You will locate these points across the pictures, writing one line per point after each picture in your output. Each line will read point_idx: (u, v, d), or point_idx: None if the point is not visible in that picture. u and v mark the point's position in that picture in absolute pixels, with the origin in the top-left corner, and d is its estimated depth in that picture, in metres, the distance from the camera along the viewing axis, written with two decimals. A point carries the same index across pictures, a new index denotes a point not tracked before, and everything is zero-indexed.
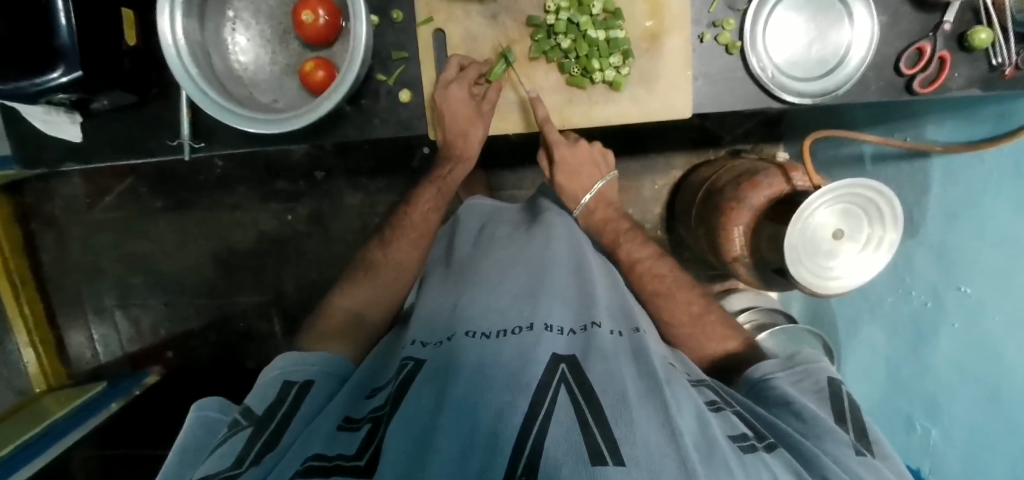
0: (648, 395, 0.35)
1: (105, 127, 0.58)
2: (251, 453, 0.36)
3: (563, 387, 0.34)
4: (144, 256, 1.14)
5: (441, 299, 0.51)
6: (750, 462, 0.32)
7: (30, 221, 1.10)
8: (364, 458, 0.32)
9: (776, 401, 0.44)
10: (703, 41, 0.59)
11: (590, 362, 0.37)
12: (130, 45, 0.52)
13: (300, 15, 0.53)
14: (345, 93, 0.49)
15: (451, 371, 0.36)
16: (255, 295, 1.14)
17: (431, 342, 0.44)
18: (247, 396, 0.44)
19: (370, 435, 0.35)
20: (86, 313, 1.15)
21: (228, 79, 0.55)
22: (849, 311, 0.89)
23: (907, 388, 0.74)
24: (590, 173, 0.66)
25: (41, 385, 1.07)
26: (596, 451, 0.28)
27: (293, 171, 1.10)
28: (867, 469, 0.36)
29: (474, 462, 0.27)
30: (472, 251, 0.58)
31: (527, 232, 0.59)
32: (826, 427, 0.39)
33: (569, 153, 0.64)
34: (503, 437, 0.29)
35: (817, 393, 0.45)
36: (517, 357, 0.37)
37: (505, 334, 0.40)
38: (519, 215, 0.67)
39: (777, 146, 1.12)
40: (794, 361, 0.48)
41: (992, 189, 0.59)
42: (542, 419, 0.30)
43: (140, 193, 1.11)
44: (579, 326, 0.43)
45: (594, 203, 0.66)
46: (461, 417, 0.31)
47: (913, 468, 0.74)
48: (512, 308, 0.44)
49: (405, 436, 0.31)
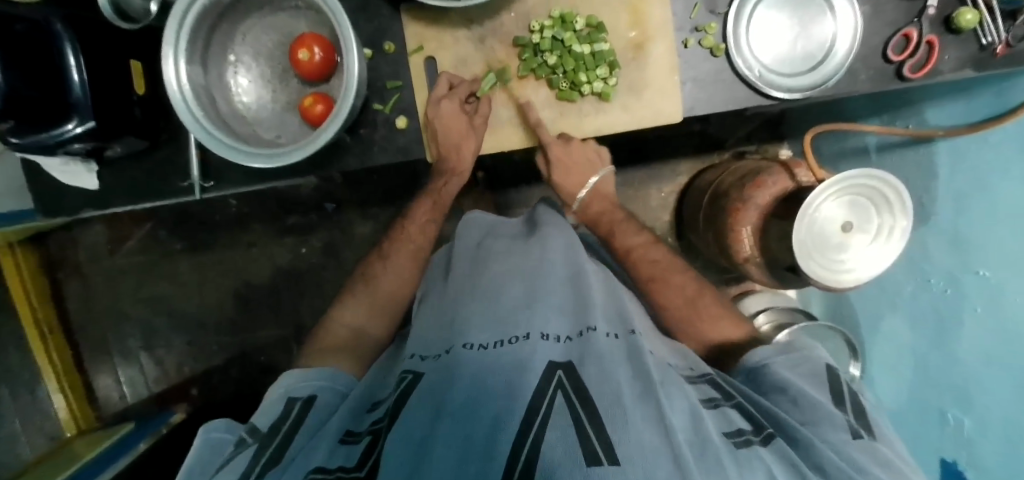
0: (642, 394, 0.34)
1: (121, 173, 0.61)
2: (256, 469, 0.36)
3: (560, 393, 0.34)
4: (165, 297, 1.17)
5: (440, 314, 0.52)
6: (746, 456, 0.32)
7: (58, 271, 1.15)
8: (365, 469, 0.33)
9: (772, 386, 0.44)
10: (687, 46, 0.59)
11: (586, 366, 0.37)
12: (140, 95, 0.55)
13: (297, 53, 0.55)
14: (340, 126, 0.51)
15: (449, 382, 0.37)
16: (274, 329, 1.16)
17: (430, 356, 0.44)
18: (255, 415, 0.45)
19: (370, 447, 0.35)
20: (112, 356, 1.17)
21: (232, 119, 0.58)
22: (872, 304, 0.87)
23: (934, 380, 0.71)
24: (584, 171, 0.66)
25: (71, 429, 1.10)
26: (591, 453, 0.28)
27: (304, 205, 1.13)
28: (862, 452, 0.36)
29: (469, 471, 0.27)
30: (469, 267, 0.58)
31: (523, 244, 0.60)
32: (824, 413, 0.39)
33: (568, 155, 0.63)
34: (500, 445, 0.29)
35: (813, 375, 0.45)
36: (515, 365, 0.37)
37: (501, 344, 0.41)
38: (517, 228, 0.68)
39: (781, 145, 1.11)
40: (792, 346, 0.48)
41: (998, 169, 0.58)
42: (537, 427, 0.30)
43: (160, 236, 1.15)
44: (575, 333, 0.44)
45: (590, 196, 0.69)
46: (457, 426, 0.31)
47: (948, 461, 0.70)
48: (507, 318, 0.44)
49: (404, 446, 0.31)
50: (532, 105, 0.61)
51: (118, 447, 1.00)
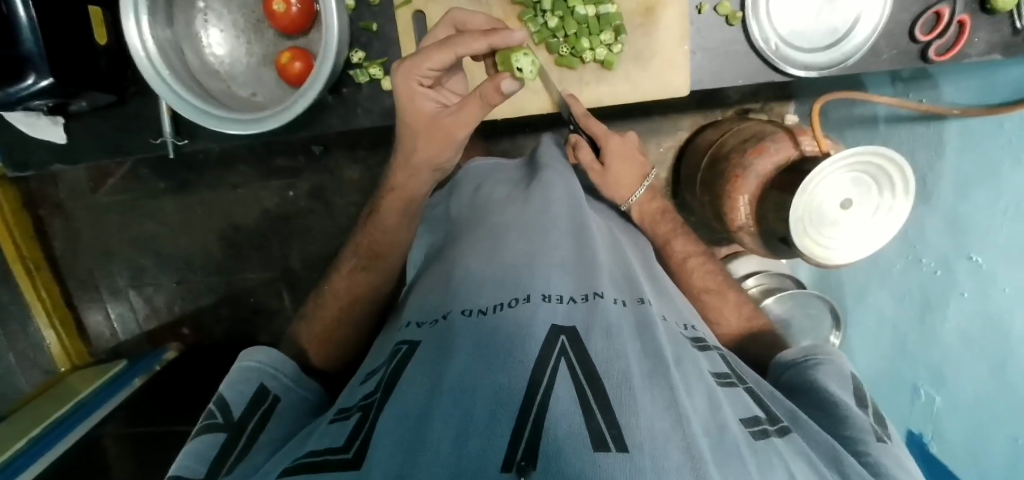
0: (653, 374, 0.32)
1: (88, 127, 0.60)
2: (229, 456, 0.38)
3: (563, 361, 0.31)
4: (151, 236, 1.16)
5: (437, 273, 0.50)
6: (763, 449, 0.31)
7: (38, 206, 1.12)
8: (352, 450, 0.28)
9: (802, 385, 0.49)
10: (702, 12, 0.58)
11: (590, 336, 0.34)
12: (102, 45, 0.54)
13: (272, 4, 0.52)
14: (323, 85, 0.48)
15: (450, 348, 0.35)
16: (263, 271, 1.17)
17: (426, 322, 0.42)
18: (222, 385, 0.46)
19: (361, 423, 0.32)
20: (102, 294, 1.18)
21: (204, 75, 0.56)
22: (856, 277, 0.89)
23: (912, 354, 0.75)
24: (638, 167, 0.63)
25: (65, 365, 1.14)
26: (598, 436, 0.25)
27: (291, 147, 1.08)
28: (885, 452, 0.38)
29: (473, 447, 0.24)
30: (471, 216, 0.57)
31: (523, 194, 0.57)
32: (845, 414, 0.43)
33: (621, 143, 0.62)
34: (505, 419, 0.26)
35: (841, 377, 0.48)
36: (516, 330, 0.34)
37: (501, 307, 0.38)
38: (516, 173, 0.66)
39: (789, 104, 1.07)
40: (816, 350, 0.52)
41: (1009, 155, 0.56)
42: (542, 398, 0.28)
43: (142, 174, 1.11)
44: (580, 295, 0.41)
45: (645, 196, 0.64)
46: (458, 401, 0.28)
47: (915, 432, 0.75)
48: (508, 277, 0.42)
49: (400, 427, 0.28)
50: (574, 96, 0.60)
51: (116, 382, 1.04)
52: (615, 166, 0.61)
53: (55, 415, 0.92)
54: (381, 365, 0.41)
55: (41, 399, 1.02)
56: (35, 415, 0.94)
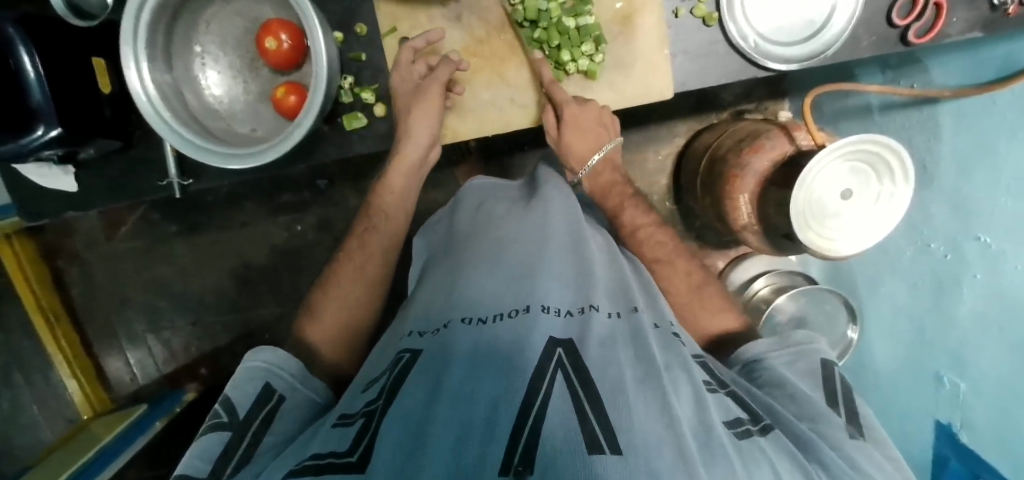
0: (646, 378, 0.32)
1: (98, 175, 0.62)
2: (227, 468, 0.38)
3: (560, 373, 0.31)
4: (166, 280, 1.18)
5: (437, 288, 0.50)
6: (749, 449, 0.30)
7: (56, 259, 1.15)
8: (357, 454, 0.28)
9: (769, 383, 0.45)
10: (678, 16, 0.59)
11: (588, 347, 0.34)
12: (107, 93, 0.57)
13: (265, 42, 0.55)
14: (315, 117, 0.50)
15: (450, 356, 0.35)
16: (276, 306, 1.18)
17: (428, 332, 0.42)
18: (229, 386, 0.46)
19: (366, 427, 0.32)
20: (120, 340, 1.20)
21: (205, 115, 0.59)
22: (868, 268, 0.88)
23: (931, 343, 0.72)
24: (594, 139, 0.62)
25: (87, 412, 1.14)
26: (592, 439, 0.25)
27: (296, 183, 1.11)
28: (858, 449, 0.37)
29: (469, 454, 0.24)
30: (470, 231, 0.58)
31: (523, 209, 0.58)
32: (818, 411, 0.41)
33: (583, 114, 0.60)
34: (502, 422, 0.26)
35: (811, 373, 0.46)
36: (514, 340, 0.34)
37: (501, 318, 0.38)
38: (519, 192, 0.67)
39: (782, 102, 1.08)
40: (786, 342, 0.49)
41: (1004, 132, 0.56)
42: (539, 406, 0.27)
43: (154, 218, 1.14)
44: (576, 308, 0.41)
45: (601, 166, 0.65)
46: (457, 408, 0.28)
47: (944, 423, 0.72)
48: (508, 289, 0.42)
49: (398, 435, 0.28)
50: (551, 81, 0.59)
51: (137, 426, 1.03)
52: (564, 137, 0.61)
53: (78, 461, 0.92)
54: (382, 373, 0.41)
55: (65, 448, 1.02)
56: (58, 465, 0.94)
